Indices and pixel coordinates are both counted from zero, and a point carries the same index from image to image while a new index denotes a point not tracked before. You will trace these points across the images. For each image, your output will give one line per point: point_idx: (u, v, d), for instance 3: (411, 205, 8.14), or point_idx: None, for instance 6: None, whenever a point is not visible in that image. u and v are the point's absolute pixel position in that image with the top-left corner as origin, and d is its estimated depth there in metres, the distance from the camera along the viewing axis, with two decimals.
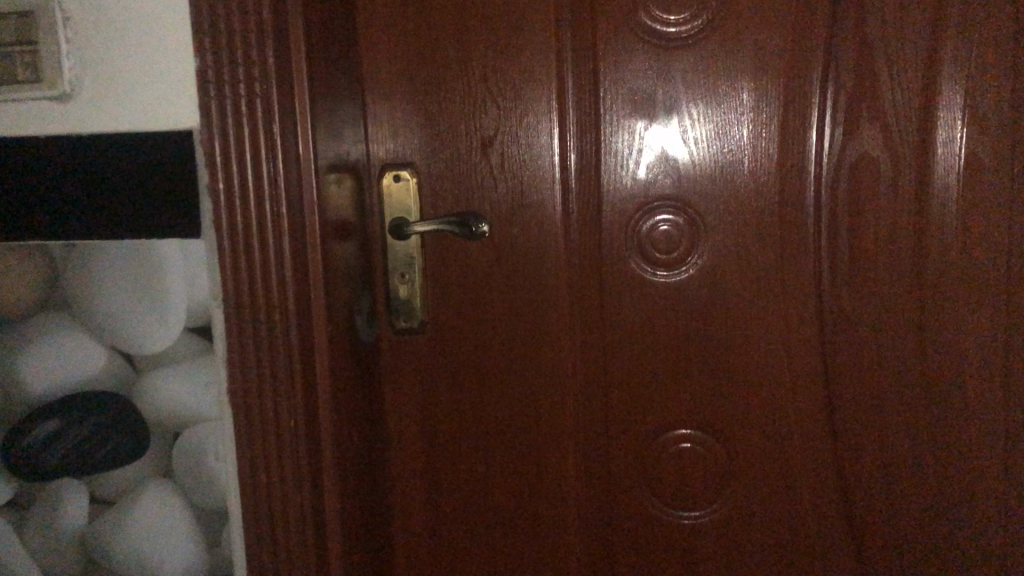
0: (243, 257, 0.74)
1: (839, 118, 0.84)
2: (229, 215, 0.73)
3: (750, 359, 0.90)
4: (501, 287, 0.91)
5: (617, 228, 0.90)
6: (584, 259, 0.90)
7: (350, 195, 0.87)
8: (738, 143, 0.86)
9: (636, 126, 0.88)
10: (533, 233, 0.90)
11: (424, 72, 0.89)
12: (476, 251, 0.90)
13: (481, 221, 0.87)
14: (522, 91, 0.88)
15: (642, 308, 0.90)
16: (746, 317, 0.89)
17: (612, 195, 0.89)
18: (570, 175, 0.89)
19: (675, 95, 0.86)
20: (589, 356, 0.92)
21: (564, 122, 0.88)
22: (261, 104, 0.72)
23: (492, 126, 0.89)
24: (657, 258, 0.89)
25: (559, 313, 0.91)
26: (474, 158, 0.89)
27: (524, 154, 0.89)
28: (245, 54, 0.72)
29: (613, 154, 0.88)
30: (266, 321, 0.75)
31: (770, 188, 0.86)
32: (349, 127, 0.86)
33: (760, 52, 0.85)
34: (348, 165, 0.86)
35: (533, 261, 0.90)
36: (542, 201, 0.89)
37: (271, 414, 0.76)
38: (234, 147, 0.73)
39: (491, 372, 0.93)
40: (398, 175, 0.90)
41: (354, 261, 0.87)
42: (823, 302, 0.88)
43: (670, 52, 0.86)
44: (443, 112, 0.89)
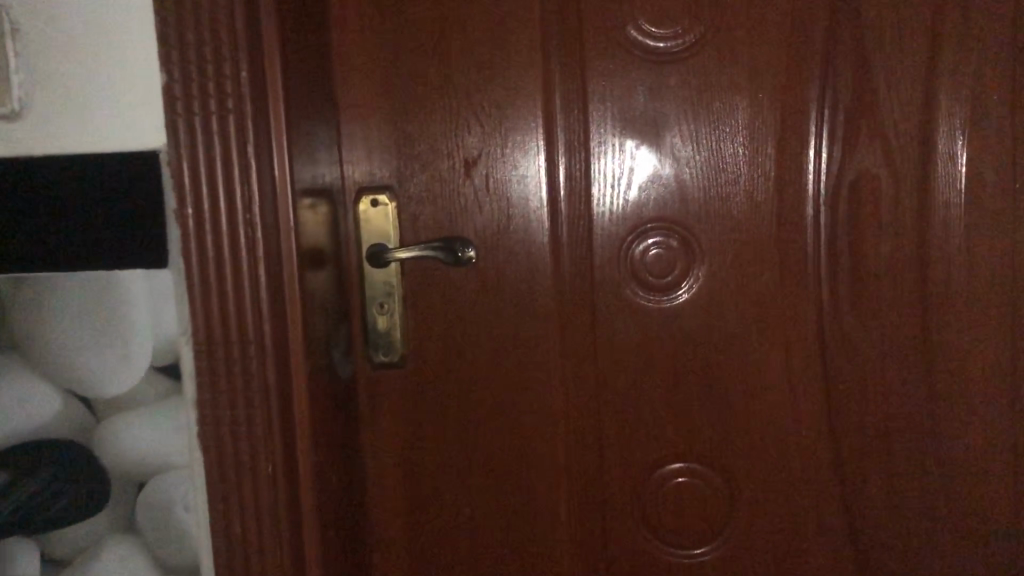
0: (214, 289, 0.68)
1: (838, 134, 0.81)
2: (198, 243, 0.67)
3: (749, 387, 0.86)
4: (487, 316, 0.86)
5: (608, 252, 0.85)
6: (573, 286, 0.86)
7: (323, 221, 0.81)
8: (734, 162, 0.83)
9: (627, 145, 0.84)
10: (519, 259, 0.85)
11: (402, 89, 0.84)
12: (459, 279, 0.85)
13: (468, 247, 0.83)
14: (507, 108, 0.83)
15: (635, 335, 0.86)
16: (744, 344, 0.85)
17: (602, 218, 0.85)
18: (558, 196, 0.84)
19: (667, 112, 0.83)
20: (579, 387, 0.87)
21: (551, 141, 0.84)
22: (234, 121, 0.67)
23: (475, 146, 0.84)
24: (650, 284, 0.85)
25: (548, 342, 0.86)
26: (456, 180, 0.84)
27: (509, 175, 0.84)
28: (216, 67, 0.66)
29: (602, 174, 0.84)
30: (239, 358, 0.68)
31: (767, 208, 0.83)
32: (322, 149, 0.81)
33: (754, 67, 0.81)
34: (320, 189, 0.80)
35: (519, 289, 0.85)
36: (528, 225, 0.85)
37: (246, 460, 0.69)
38: (205, 169, 0.67)
39: (476, 407, 0.87)
40: (376, 200, 0.84)
41: (329, 292, 0.81)
42: (824, 326, 0.84)
43: (662, 67, 0.82)
44: (423, 133, 0.84)
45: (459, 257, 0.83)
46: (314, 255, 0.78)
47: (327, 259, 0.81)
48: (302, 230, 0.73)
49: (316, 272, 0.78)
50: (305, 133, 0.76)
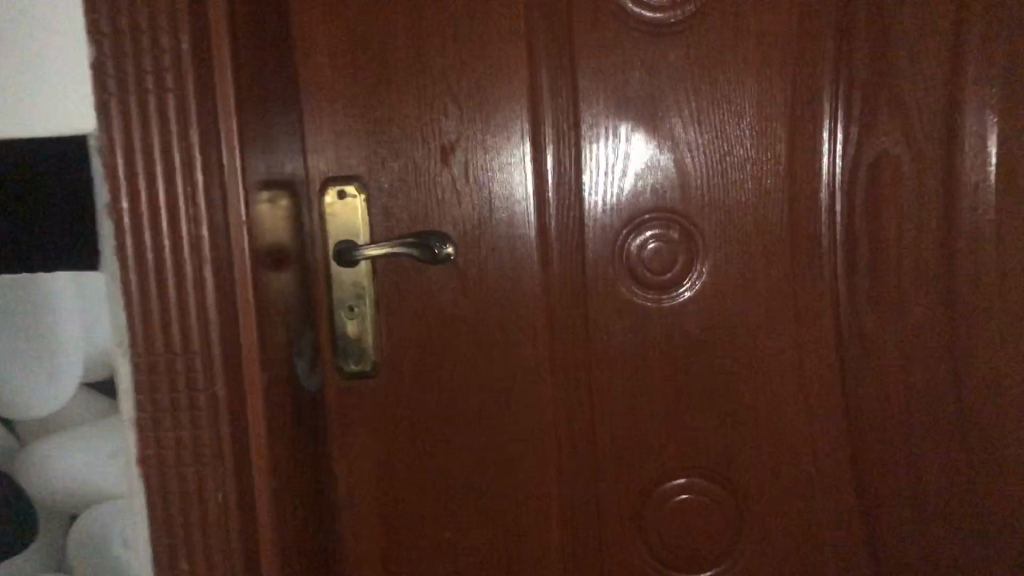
0: (155, 292, 0.60)
1: (854, 113, 0.74)
2: (135, 240, 0.59)
3: (758, 394, 0.78)
4: (468, 319, 0.78)
5: (601, 247, 0.77)
6: (563, 285, 0.77)
7: (283, 217, 0.72)
8: (740, 146, 0.75)
9: (621, 128, 0.75)
10: (503, 255, 0.77)
11: (372, 69, 0.76)
12: (437, 278, 0.77)
13: (446, 242, 0.75)
14: (488, 89, 0.75)
15: (632, 338, 0.78)
16: (753, 347, 0.77)
17: (594, 210, 0.77)
18: (545, 185, 0.76)
19: (665, 92, 0.75)
20: (572, 396, 0.79)
21: (537, 125, 0.76)
22: (174, 102, 0.59)
23: (453, 131, 0.76)
24: (648, 281, 0.77)
25: (535, 348, 0.78)
26: (432, 169, 0.76)
27: (491, 163, 0.76)
28: (153, 41, 0.58)
29: (594, 161, 0.76)
30: (185, 371, 0.60)
31: (777, 196, 0.75)
32: (281, 136, 0.72)
33: (761, 41, 0.74)
34: (279, 180, 0.72)
35: (504, 289, 0.77)
36: (513, 218, 0.76)
37: (193, 488, 0.61)
38: (141, 156, 0.59)
39: (458, 420, 0.79)
40: (344, 192, 0.76)
41: (291, 295, 0.73)
42: (840, 324, 0.77)
43: (658, 41, 0.74)
44: (395, 118, 0.76)
45: (438, 253, 0.74)
46: (272, 255, 0.69)
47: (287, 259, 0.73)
48: (256, 225, 0.64)
49: (275, 273, 0.70)
50: (260, 116, 0.68)
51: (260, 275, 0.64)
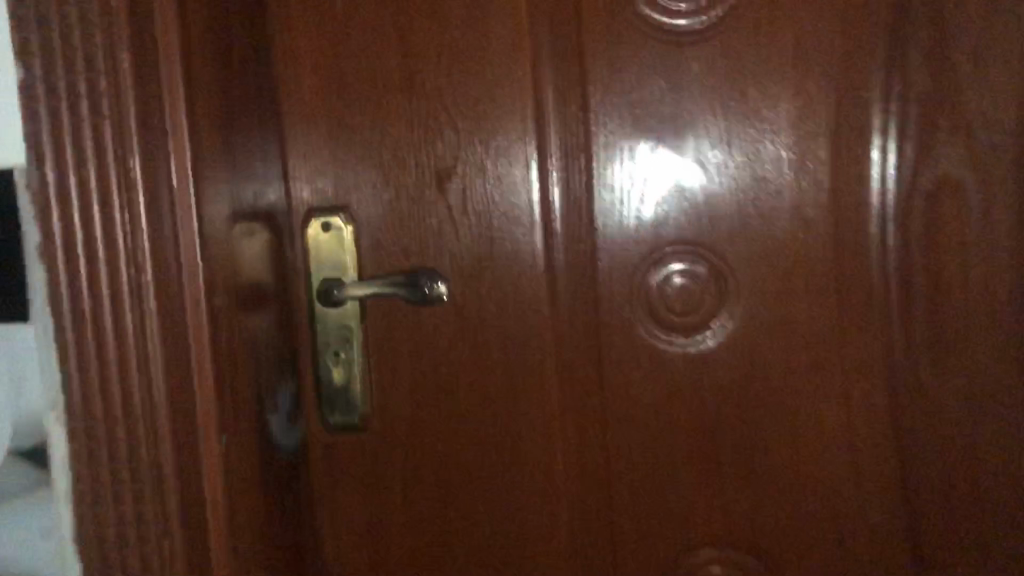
0: (93, 348, 0.52)
1: (909, 130, 0.64)
2: (70, 289, 0.52)
3: (798, 453, 0.68)
4: (467, 367, 0.69)
5: (618, 285, 0.68)
6: (574, 328, 0.68)
7: (258, 255, 0.64)
8: (775, 169, 0.65)
9: (640, 148, 0.66)
10: (507, 295, 0.68)
11: (359, 86, 0.67)
12: (434, 321, 0.68)
13: (437, 280, 0.66)
14: (489, 108, 0.67)
15: (653, 389, 0.68)
16: (793, 399, 0.67)
17: (609, 241, 0.68)
18: (553, 215, 0.67)
19: (689, 108, 0.66)
20: (585, 452, 0.70)
21: (544, 146, 0.67)
22: (113, 130, 0.51)
23: (449, 156, 0.67)
24: (670, 324, 0.68)
25: (543, 400, 0.69)
26: (427, 199, 0.68)
27: (492, 191, 0.67)
28: (88, 61, 0.50)
29: (607, 188, 0.67)
30: (127, 438, 0.53)
31: (819, 226, 0.65)
32: (256, 163, 0.64)
33: (801, 47, 0.64)
34: (252, 215, 0.63)
35: (507, 333, 0.68)
36: (518, 253, 0.68)
37: (138, 563, 0.54)
38: (76, 193, 0.51)
39: (457, 478, 0.70)
40: (327, 223, 0.68)
41: (267, 343, 0.65)
42: (896, 373, 0.66)
43: (681, 50, 0.65)
44: (386, 141, 0.68)
45: (426, 292, 0.66)
46: (243, 300, 0.61)
47: (264, 303, 0.65)
48: (216, 268, 0.56)
49: (247, 320, 0.62)
50: (226, 143, 0.60)
51: (221, 324, 0.57)
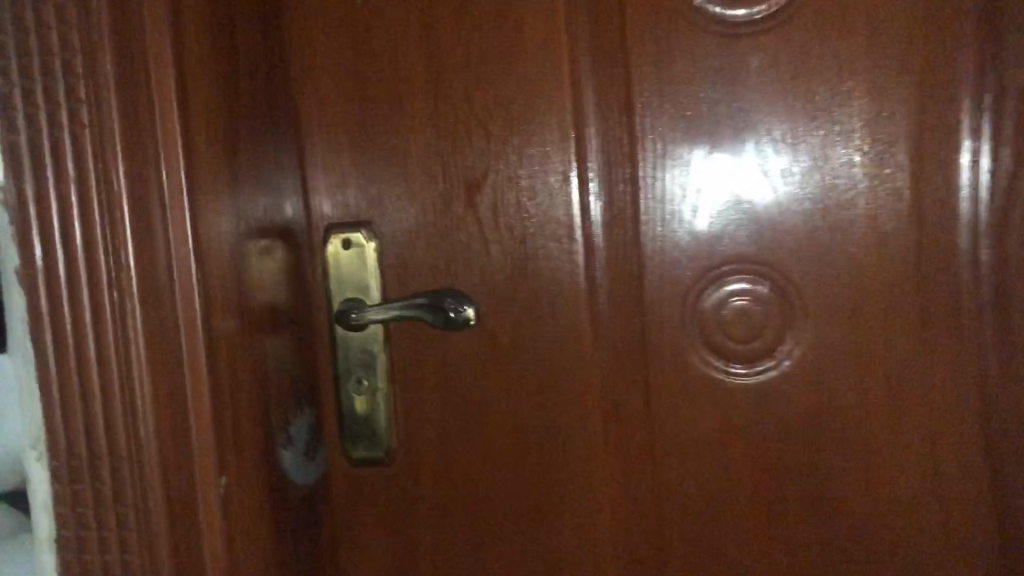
0: (76, 380, 0.48)
1: (1005, 130, 0.56)
2: (49, 314, 0.47)
3: (877, 500, 0.59)
4: (502, 397, 0.62)
5: (669, 307, 0.60)
6: (620, 355, 0.61)
7: (271, 276, 0.59)
8: (847, 175, 0.57)
9: (693, 153, 0.59)
10: (544, 318, 0.61)
11: (382, 90, 0.62)
12: (466, 346, 0.62)
13: (465, 304, 0.60)
14: (523, 111, 0.60)
15: (710, 424, 0.61)
16: (870, 437, 0.59)
17: (657, 259, 0.60)
18: (594, 229, 0.61)
19: (747, 107, 0.58)
20: (633, 494, 0.62)
21: (584, 153, 0.60)
22: (94, 139, 0.46)
23: (479, 164, 0.61)
24: (727, 351, 0.60)
25: (586, 434, 0.62)
26: (455, 211, 0.61)
27: (528, 202, 0.61)
28: (68, 64, 0.46)
29: (654, 197, 0.60)
30: (114, 478, 0.48)
31: (898, 241, 0.57)
32: (268, 174, 0.59)
33: (876, 38, 0.56)
34: (263, 232, 0.58)
35: (545, 360, 0.62)
36: (556, 271, 0.61)
37: None
38: (55, 210, 0.47)
39: (490, 519, 0.64)
40: (349, 240, 0.62)
41: (280, 371, 0.59)
42: (991, 409, 0.57)
43: (738, 44, 0.58)
44: (411, 148, 0.62)
45: (456, 317, 0.59)
46: (253, 326, 0.56)
47: (277, 329, 0.59)
48: (218, 291, 0.51)
49: (258, 348, 0.56)
50: (232, 154, 0.54)
51: (224, 352, 0.51)
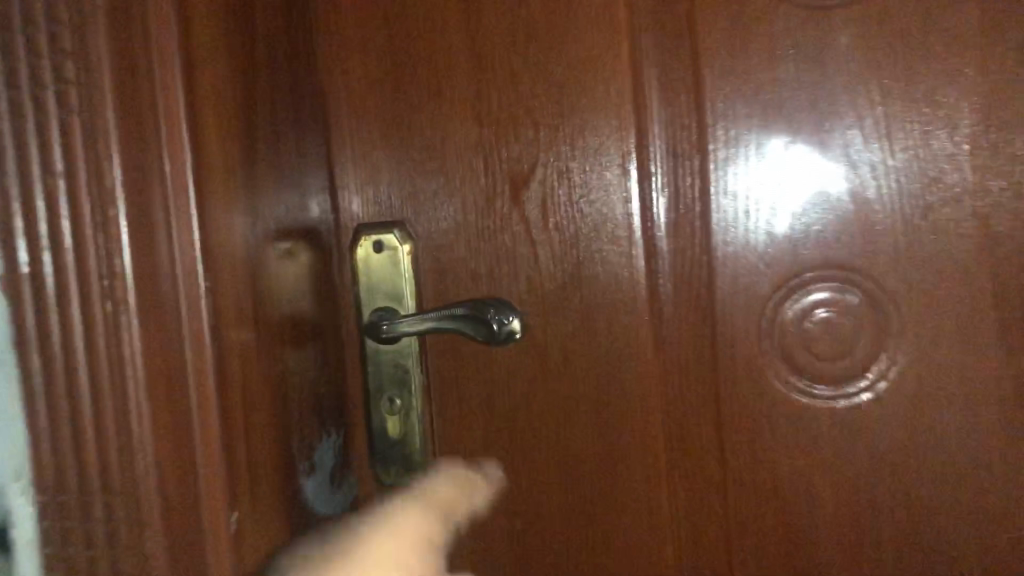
0: (64, 404, 0.41)
1: None
2: (33, 327, 0.41)
3: (986, 545, 0.51)
4: (552, 419, 0.55)
5: (744, 319, 0.53)
6: (688, 373, 0.54)
7: (294, 283, 0.52)
8: (953, 169, 0.50)
9: (771, 144, 0.52)
10: (601, 331, 0.54)
11: (418, 75, 0.55)
12: (510, 362, 0.55)
13: (510, 314, 0.52)
14: (576, 97, 0.53)
15: (791, 453, 0.53)
16: (982, 470, 0.51)
17: (730, 265, 0.53)
18: (657, 230, 0.54)
19: (835, 89, 0.50)
20: (699, 530, 0.55)
21: (646, 144, 0.53)
22: (85, 126, 0.40)
23: (526, 156, 0.54)
24: (810, 369, 0.52)
25: (647, 462, 0.54)
26: (500, 209, 0.55)
27: (581, 200, 0.54)
28: (56, 40, 0.40)
29: (727, 192, 0.53)
30: (107, 516, 0.42)
31: (1013, 245, 0.49)
32: (289, 169, 0.53)
33: (987, 10, 0.49)
34: (284, 233, 0.51)
35: (601, 379, 0.54)
36: (614, 277, 0.54)
37: None
38: (39, 207, 0.40)
39: (537, 558, 0.56)
40: (380, 242, 0.55)
41: (303, 389, 0.53)
42: None
43: (826, 17, 0.50)
44: (450, 139, 0.55)
45: (497, 331, 0.52)
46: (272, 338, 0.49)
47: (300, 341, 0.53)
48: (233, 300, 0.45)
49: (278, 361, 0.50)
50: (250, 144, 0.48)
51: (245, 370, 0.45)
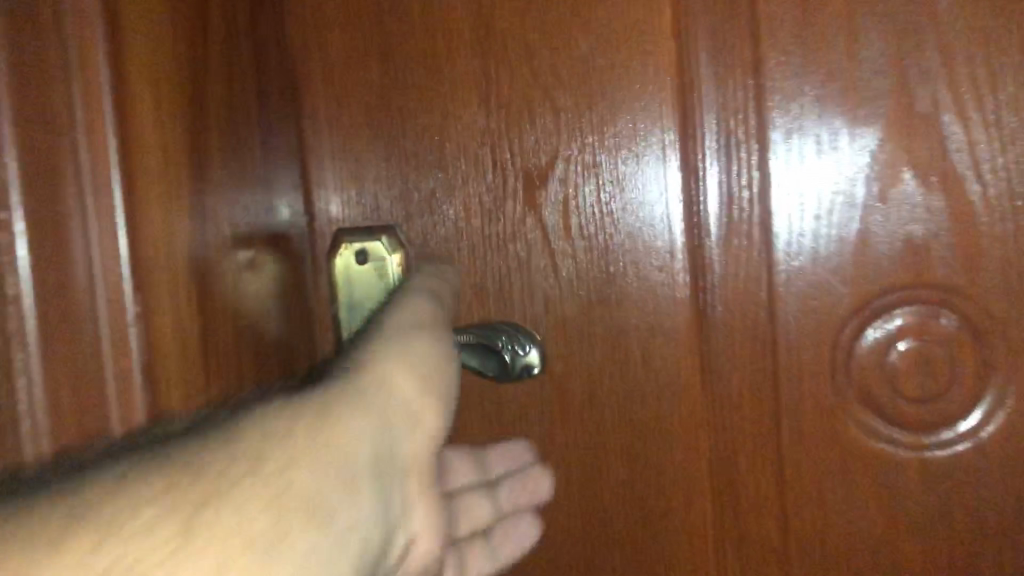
0: None
1: None
2: None
3: None
4: (574, 470, 0.45)
5: (813, 349, 0.43)
6: (742, 416, 0.44)
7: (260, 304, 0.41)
8: None
9: (850, 131, 0.42)
10: (634, 362, 0.44)
11: (411, 48, 0.45)
12: (524, 396, 0.45)
13: (526, 342, 0.44)
14: (607, 74, 0.43)
15: (871, 517, 0.43)
16: None
17: (794, 280, 0.43)
18: (705, 237, 0.44)
19: (932, 64, 0.40)
20: None
21: (692, 130, 0.43)
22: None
23: (544, 147, 0.44)
24: (895, 411, 0.42)
25: (689, 523, 0.45)
26: (511, 212, 0.45)
27: (611, 199, 0.44)
28: None
29: (791, 192, 0.43)
30: None
31: None
32: (250, 162, 0.41)
33: None
34: (245, 242, 0.40)
35: (635, 417, 0.45)
36: (651, 295, 0.44)
37: None
38: None
39: None
40: (364, 251, 0.46)
41: None
42: None
43: None
44: (451, 125, 0.45)
45: (511, 364, 0.44)
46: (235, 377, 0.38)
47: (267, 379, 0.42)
48: (174, 338, 0.34)
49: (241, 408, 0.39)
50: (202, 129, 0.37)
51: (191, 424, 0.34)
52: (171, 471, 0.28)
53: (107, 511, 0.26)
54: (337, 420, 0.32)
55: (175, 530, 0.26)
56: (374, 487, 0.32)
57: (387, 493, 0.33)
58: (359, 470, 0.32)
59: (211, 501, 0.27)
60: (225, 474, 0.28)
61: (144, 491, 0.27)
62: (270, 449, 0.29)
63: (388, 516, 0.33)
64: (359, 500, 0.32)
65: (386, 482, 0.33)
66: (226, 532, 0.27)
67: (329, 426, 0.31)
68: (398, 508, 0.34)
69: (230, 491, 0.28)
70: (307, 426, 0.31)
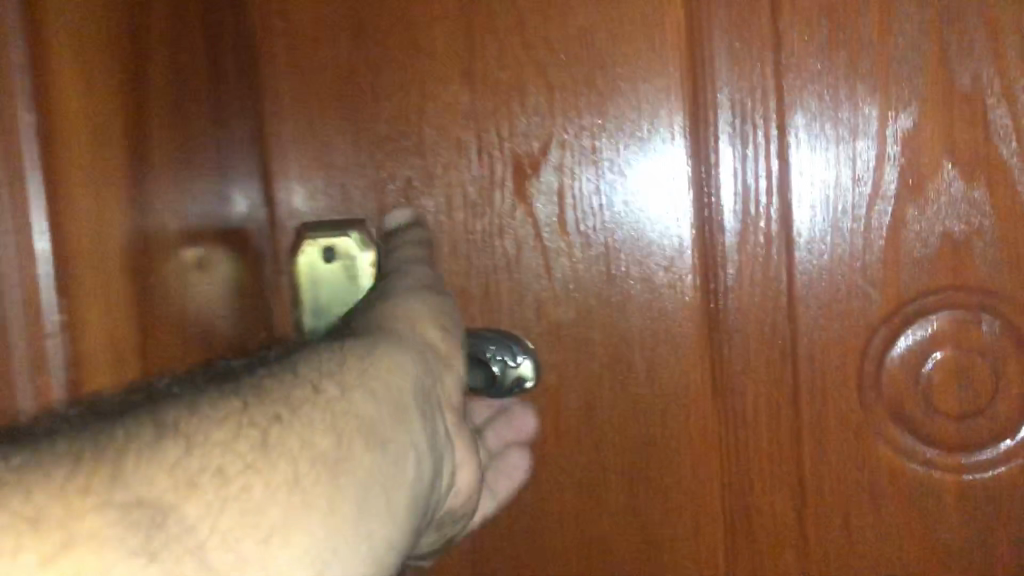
0: None
1: None
2: None
3: None
4: (568, 497, 0.40)
5: (838, 359, 0.38)
6: (758, 434, 0.39)
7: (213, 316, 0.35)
8: None
9: (882, 114, 0.37)
10: (637, 374, 0.39)
11: (387, 17, 0.40)
12: None
13: (519, 352, 0.39)
14: (609, 48, 0.38)
15: (901, 547, 0.38)
16: None
17: (817, 280, 0.38)
18: (717, 234, 0.39)
19: (974, 39, 0.36)
20: None
21: (704, 111, 0.38)
22: None
23: (536, 132, 0.39)
24: (929, 428, 0.38)
25: (699, 556, 0.40)
26: (499, 205, 0.39)
27: (613, 188, 0.39)
28: None
29: (815, 182, 0.38)
30: None
31: None
32: (198, 148, 0.35)
33: None
34: (192, 241, 0.34)
35: (639, 434, 0.40)
36: (656, 298, 0.39)
37: None
38: None
39: None
40: (332, 249, 0.40)
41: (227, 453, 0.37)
42: None
43: None
44: (431, 107, 0.40)
45: (507, 375, 0.39)
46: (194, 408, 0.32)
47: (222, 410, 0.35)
48: (137, 363, 0.27)
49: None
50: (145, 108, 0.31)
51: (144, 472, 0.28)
52: (184, 431, 0.22)
53: (162, 444, 0.21)
54: (381, 361, 0.27)
55: (245, 450, 0.22)
56: (424, 414, 0.28)
57: (433, 423, 0.29)
58: (404, 404, 0.27)
59: (273, 420, 0.23)
60: (254, 424, 0.23)
61: (212, 431, 0.22)
62: (312, 376, 0.25)
63: (437, 446, 0.29)
64: (414, 426, 0.27)
65: (434, 416, 0.29)
66: (288, 453, 0.23)
67: (369, 365, 0.27)
68: (443, 438, 0.29)
69: (285, 419, 0.24)
70: (355, 368, 0.27)
